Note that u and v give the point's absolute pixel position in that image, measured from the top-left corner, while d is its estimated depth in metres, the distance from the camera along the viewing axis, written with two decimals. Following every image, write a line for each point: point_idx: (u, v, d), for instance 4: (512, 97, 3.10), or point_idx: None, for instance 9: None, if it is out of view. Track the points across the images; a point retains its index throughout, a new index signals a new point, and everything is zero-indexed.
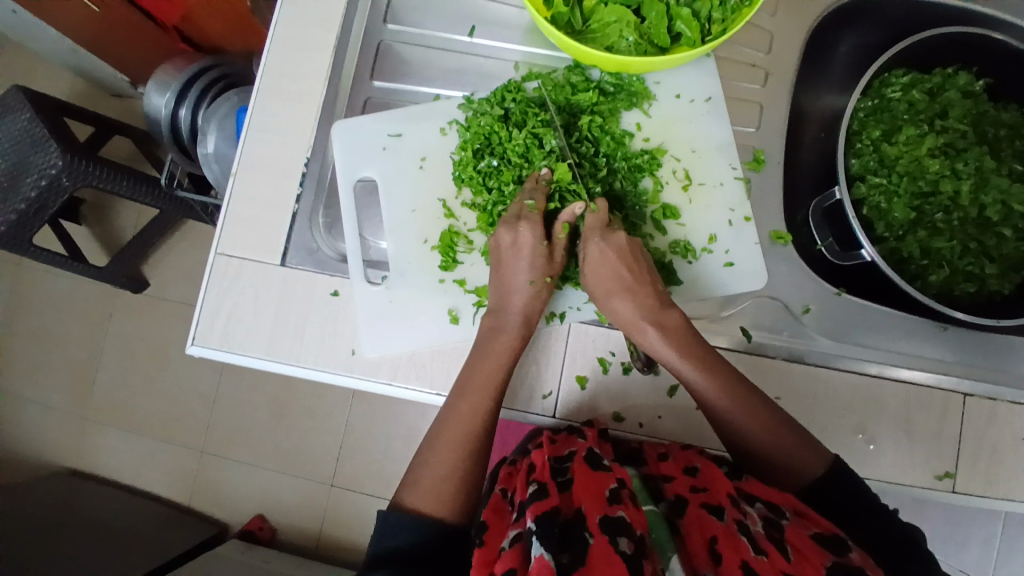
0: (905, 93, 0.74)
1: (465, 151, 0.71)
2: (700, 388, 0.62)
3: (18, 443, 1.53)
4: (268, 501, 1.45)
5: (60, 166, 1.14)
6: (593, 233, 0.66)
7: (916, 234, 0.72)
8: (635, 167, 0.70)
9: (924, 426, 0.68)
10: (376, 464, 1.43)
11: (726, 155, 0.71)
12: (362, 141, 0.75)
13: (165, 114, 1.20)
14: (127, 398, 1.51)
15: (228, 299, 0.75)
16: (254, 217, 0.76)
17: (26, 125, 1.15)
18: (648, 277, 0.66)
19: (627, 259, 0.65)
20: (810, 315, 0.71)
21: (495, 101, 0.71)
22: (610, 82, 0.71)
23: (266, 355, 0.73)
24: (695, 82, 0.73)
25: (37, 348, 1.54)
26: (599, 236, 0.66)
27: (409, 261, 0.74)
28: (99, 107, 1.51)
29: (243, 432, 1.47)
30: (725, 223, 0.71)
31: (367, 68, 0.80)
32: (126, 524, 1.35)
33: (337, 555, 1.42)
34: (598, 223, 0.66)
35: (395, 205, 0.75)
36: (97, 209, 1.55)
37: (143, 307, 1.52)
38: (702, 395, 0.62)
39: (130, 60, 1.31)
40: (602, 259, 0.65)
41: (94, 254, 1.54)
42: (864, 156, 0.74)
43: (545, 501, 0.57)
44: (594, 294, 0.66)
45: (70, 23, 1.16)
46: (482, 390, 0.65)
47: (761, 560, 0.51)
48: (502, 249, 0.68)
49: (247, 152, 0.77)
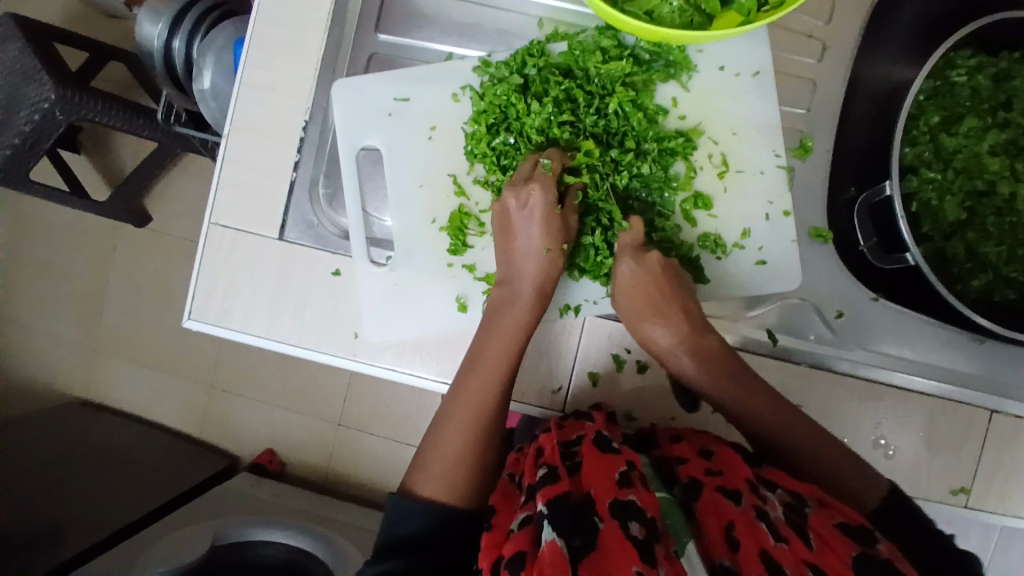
0: (971, 76, 0.66)
1: (478, 125, 0.64)
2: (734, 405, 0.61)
3: (32, 372, 1.55)
4: (278, 437, 1.48)
5: (52, 99, 1.06)
6: (624, 255, 0.61)
7: (964, 235, 0.67)
8: (667, 150, 0.62)
9: (947, 442, 0.65)
10: (381, 406, 1.44)
11: (769, 140, 0.64)
12: (365, 106, 0.68)
13: (159, 47, 1.09)
14: (136, 333, 1.51)
15: (224, 273, 0.71)
16: (250, 183, 0.71)
17: (14, 54, 1.07)
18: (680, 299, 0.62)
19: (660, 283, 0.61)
20: (842, 320, 0.67)
21: (515, 66, 0.64)
22: (646, 49, 0.63)
23: (266, 333, 0.70)
24: (742, 51, 0.64)
25: (42, 277, 1.52)
26: (631, 259, 0.61)
27: (416, 242, 0.69)
28: (86, 25, 1.39)
29: (251, 370, 1.48)
30: (761, 217, 0.65)
31: (371, 19, 0.71)
32: (140, 453, 1.38)
33: (345, 490, 1.47)
34: (630, 245, 0.61)
35: (401, 178, 0.68)
36: (95, 139, 1.48)
37: (146, 243, 1.48)
38: (742, 413, 0.61)
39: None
40: (631, 280, 0.61)
41: (94, 186, 1.49)
42: (919, 145, 0.67)
43: (555, 485, 0.53)
44: (629, 323, 0.63)
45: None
46: (494, 365, 0.62)
47: (781, 548, 0.48)
48: (510, 213, 0.63)
49: (240, 108, 0.70)
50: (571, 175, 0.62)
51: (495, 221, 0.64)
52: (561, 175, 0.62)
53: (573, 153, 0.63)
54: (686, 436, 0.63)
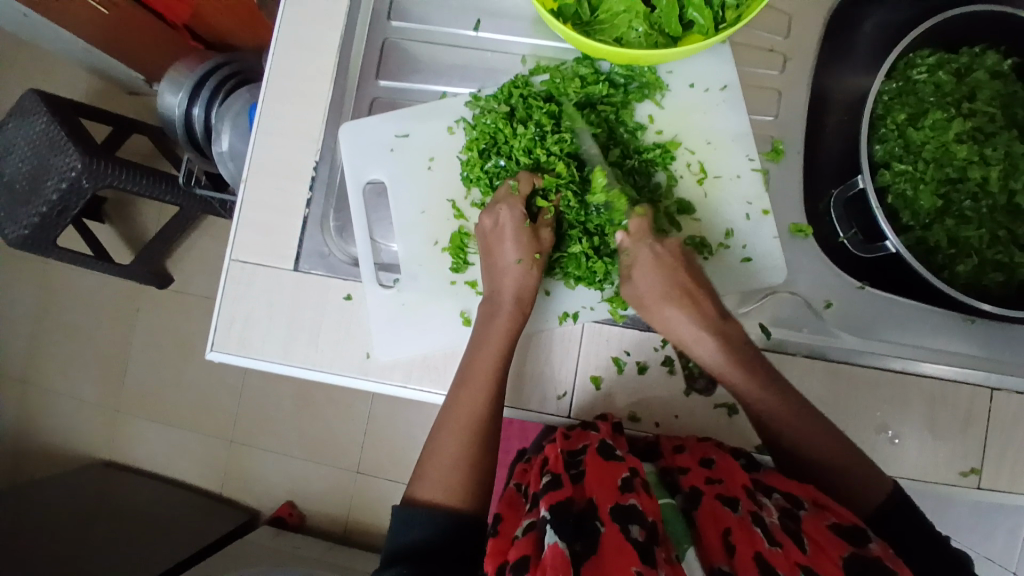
0: (932, 74, 0.71)
1: (471, 152, 0.70)
2: (755, 395, 0.63)
3: (57, 436, 1.59)
4: (297, 488, 1.49)
5: (79, 169, 1.15)
6: (643, 237, 0.66)
7: (943, 223, 0.70)
8: (648, 161, 0.68)
9: (951, 425, 0.66)
10: (398, 450, 1.45)
11: (743, 147, 0.69)
12: (369, 143, 0.74)
13: (179, 114, 1.19)
14: (157, 391, 1.56)
15: (242, 306, 0.76)
16: (265, 223, 0.77)
17: (44, 129, 1.17)
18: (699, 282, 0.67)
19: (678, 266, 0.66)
20: (831, 310, 0.69)
21: (502, 97, 0.69)
22: (620, 74, 0.68)
23: (284, 360, 0.74)
24: (710, 69, 0.70)
25: (69, 344, 1.59)
26: (651, 241, 0.66)
27: (421, 264, 0.73)
28: (114, 104, 1.52)
29: (269, 421, 1.50)
30: (742, 217, 0.68)
31: (372, 68, 0.79)
32: (162, 508, 1.41)
33: (365, 539, 1.45)
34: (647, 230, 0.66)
35: (404, 205, 0.74)
36: (120, 206, 1.58)
37: (168, 301, 1.55)
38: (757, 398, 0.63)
39: (140, 59, 1.31)
40: (657, 265, 0.66)
41: (119, 251, 1.58)
42: (888, 142, 0.71)
43: (558, 492, 0.56)
44: (646, 303, 0.67)
45: (89, 25, 1.17)
46: (482, 372, 0.65)
47: (775, 552, 0.50)
48: (486, 234, 0.68)
49: (257, 155, 0.77)
50: (541, 201, 0.68)
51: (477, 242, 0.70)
52: (528, 198, 0.68)
53: (549, 172, 0.68)
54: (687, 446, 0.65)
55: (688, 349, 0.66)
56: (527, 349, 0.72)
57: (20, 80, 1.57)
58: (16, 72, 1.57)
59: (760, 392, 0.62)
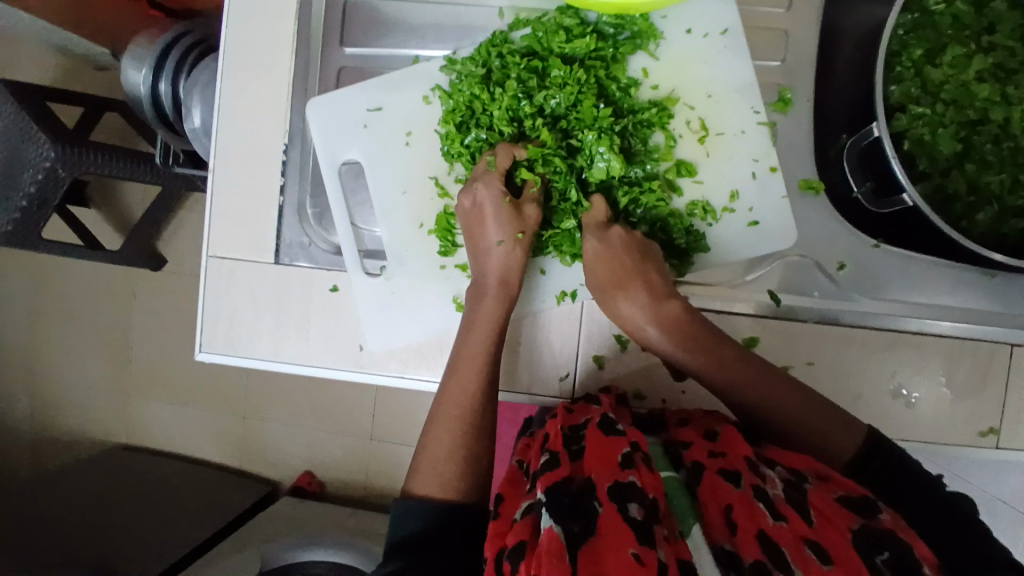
0: (949, 4, 0.64)
1: (448, 125, 0.65)
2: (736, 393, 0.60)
3: (72, 424, 1.61)
4: (314, 459, 1.50)
5: (54, 157, 1.10)
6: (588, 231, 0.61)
7: (963, 169, 0.64)
8: (644, 121, 0.62)
9: (970, 384, 0.64)
10: (410, 416, 1.44)
11: (748, 98, 0.63)
12: (340, 119, 0.68)
13: (145, 91, 1.09)
14: (164, 374, 1.55)
15: (226, 302, 0.72)
16: (239, 212, 0.72)
17: (10, 116, 1.10)
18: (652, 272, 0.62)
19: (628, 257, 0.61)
20: (845, 272, 0.66)
21: (480, 59, 0.63)
22: (609, 23, 0.62)
23: (275, 356, 0.72)
24: (709, 11, 0.63)
25: (69, 332, 1.58)
26: (595, 233, 0.61)
27: (406, 248, 0.69)
28: (78, 81, 1.43)
29: (279, 396, 1.50)
30: (748, 177, 0.63)
31: (336, 34, 0.72)
32: (182, 488, 1.42)
33: (384, 502, 1.47)
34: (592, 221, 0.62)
35: (383, 186, 0.69)
36: (101, 190, 1.52)
37: (163, 284, 1.52)
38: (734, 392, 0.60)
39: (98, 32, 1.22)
40: (597, 258, 0.61)
41: (107, 236, 1.53)
42: (904, 82, 0.64)
43: (555, 472, 0.52)
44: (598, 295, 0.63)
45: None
46: (473, 359, 0.63)
47: (780, 526, 0.47)
48: (467, 215, 0.64)
49: (224, 139, 0.72)
50: (531, 171, 0.63)
51: (461, 223, 0.65)
52: (509, 171, 0.63)
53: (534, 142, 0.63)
54: (692, 418, 0.63)
55: (633, 331, 0.62)
56: (523, 333, 0.69)
57: None
58: None
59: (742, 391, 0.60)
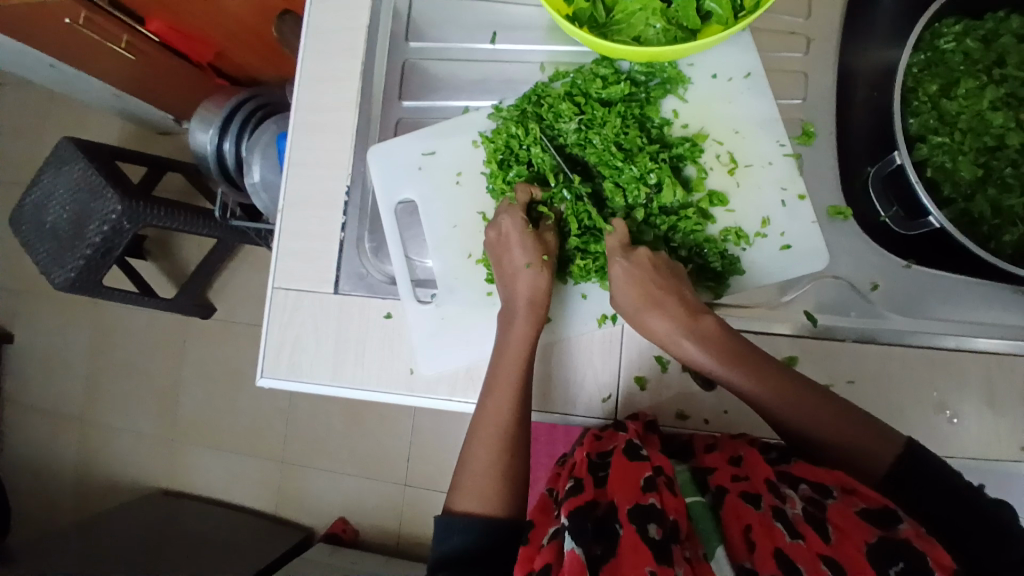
0: (959, 43, 0.69)
1: (490, 165, 0.71)
2: (797, 425, 0.60)
3: (117, 469, 1.67)
4: (350, 505, 1.50)
5: (119, 211, 1.19)
6: (614, 253, 0.66)
7: (985, 192, 0.67)
8: (677, 155, 0.67)
9: (1012, 400, 0.64)
10: (445, 462, 1.45)
11: (772, 133, 0.68)
12: (396, 163, 0.76)
13: (211, 150, 1.22)
14: (208, 419, 1.61)
15: (287, 336, 0.78)
16: (303, 249, 0.79)
17: (82, 174, 1.21)
18: (676, 289, 0.65)
19: (653, 275, 0.64)
20: (878, 292, 0.69)
21: (520, 106, 0.70)
22: (641, 71, 0.68)
23: (331, 380, 0.76)
24: (730, 58, 0.69)
25: (122, 378, 1.67)
26: (621, 255, 0.65)
27: (456, 277, 0.75)
28: (149, 146, 1.59)
29: (319, 441, 1.54)
30: (777, 204, 0.67)
31: (394, 89, 0.81)
32: (219, 534, 1.44)
33: (419, 550, 1.46)
34: (617, 244, 0.66)
35: (436, 222, 0.75)
36: (161, 244, 1.65)
37: (213, 331, 1.61)
38: (807, 428, 0.60)
39: (158, 98, 1.34)
40: (630, 281, 0.64)
41: (164, 286, 1.65)
42: (922, 115, 0.69)
43: (579, 497, 0.55)
44: (627, 313, 0.65)
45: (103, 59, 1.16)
46: (506, 382, 0.65)
47: (797, 545, 0.49)
48: (496, 243, 0.69)
49: (291, 188, 0.80)
50: (539, 205, 0.70)
51: (491, 247, 0.70)
52: (528, 205, 0.70)
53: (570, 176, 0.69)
54: (719, 444, 0.64)
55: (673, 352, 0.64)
56: (555, 360, 0.73)
57: (60, 133, 1.66)
58: (56, 126, 1.66)
59: (815, 426, 0.59)
